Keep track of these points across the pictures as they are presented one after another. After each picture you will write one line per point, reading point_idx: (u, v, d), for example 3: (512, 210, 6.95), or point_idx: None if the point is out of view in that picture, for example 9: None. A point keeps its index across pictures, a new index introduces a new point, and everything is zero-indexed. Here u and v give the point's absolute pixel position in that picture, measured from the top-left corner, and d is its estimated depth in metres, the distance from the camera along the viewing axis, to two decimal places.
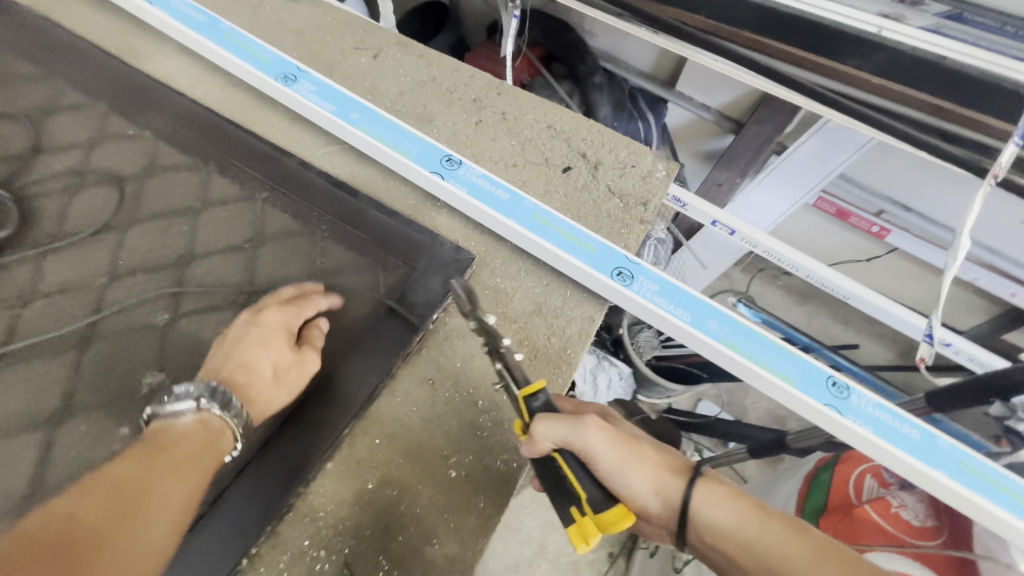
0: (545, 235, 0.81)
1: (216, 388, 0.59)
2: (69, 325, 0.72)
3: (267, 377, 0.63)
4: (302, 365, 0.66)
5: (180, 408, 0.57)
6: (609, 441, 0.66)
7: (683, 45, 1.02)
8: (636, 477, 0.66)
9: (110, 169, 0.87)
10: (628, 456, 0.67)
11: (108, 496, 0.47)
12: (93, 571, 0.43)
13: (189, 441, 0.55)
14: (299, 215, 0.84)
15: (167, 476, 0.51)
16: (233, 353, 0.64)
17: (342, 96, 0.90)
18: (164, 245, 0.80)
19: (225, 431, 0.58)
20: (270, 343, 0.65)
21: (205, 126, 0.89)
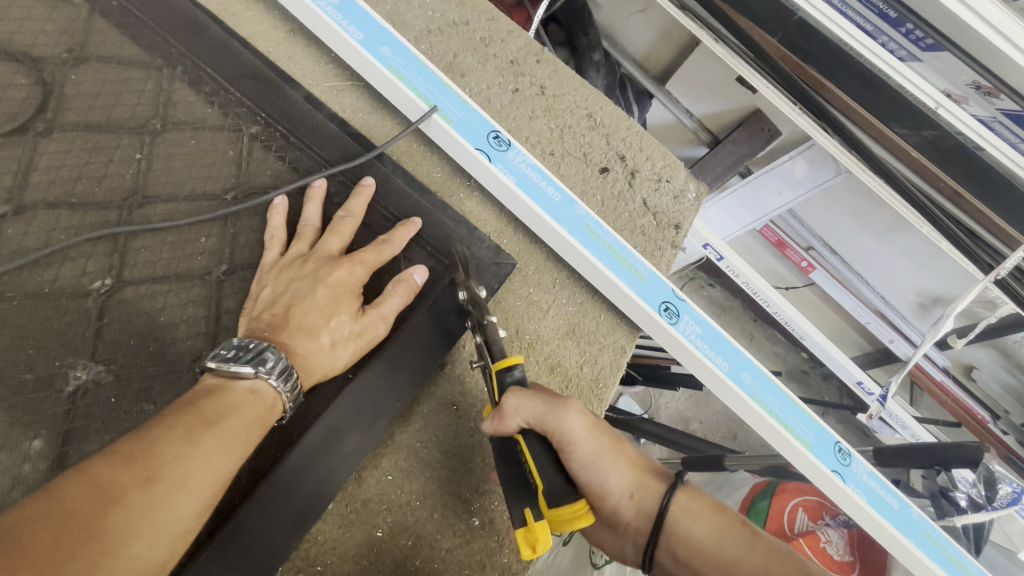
0: (596, 253, 0.71)
1: (274, 355, 0.46)
2: None
3: (325, 344, 0.52)
4: (367, 335, 0.55)
5: (238, 368, 0.45)
6: (590, 428, 0.51)
7: (739, 60, 0.87)
8: (613, 473, 0.51)
9: (20, 42, 0.60)
10: (608, 449, 0.51)
11: (144, 463, 0.35)
12: (114, 559, 0.31)
13: (238, 410, 0.42)
14: (299, 165, 0.63)
15: (203, 458, 0.38)
16: (292, 301, 0.54)
17: (370, 19, 0.69)
18: (99, 174, 0.57)
19: (278, 408, 0.46)
20: (334, 305, 0.54)
21: (171, 13, 0.65)
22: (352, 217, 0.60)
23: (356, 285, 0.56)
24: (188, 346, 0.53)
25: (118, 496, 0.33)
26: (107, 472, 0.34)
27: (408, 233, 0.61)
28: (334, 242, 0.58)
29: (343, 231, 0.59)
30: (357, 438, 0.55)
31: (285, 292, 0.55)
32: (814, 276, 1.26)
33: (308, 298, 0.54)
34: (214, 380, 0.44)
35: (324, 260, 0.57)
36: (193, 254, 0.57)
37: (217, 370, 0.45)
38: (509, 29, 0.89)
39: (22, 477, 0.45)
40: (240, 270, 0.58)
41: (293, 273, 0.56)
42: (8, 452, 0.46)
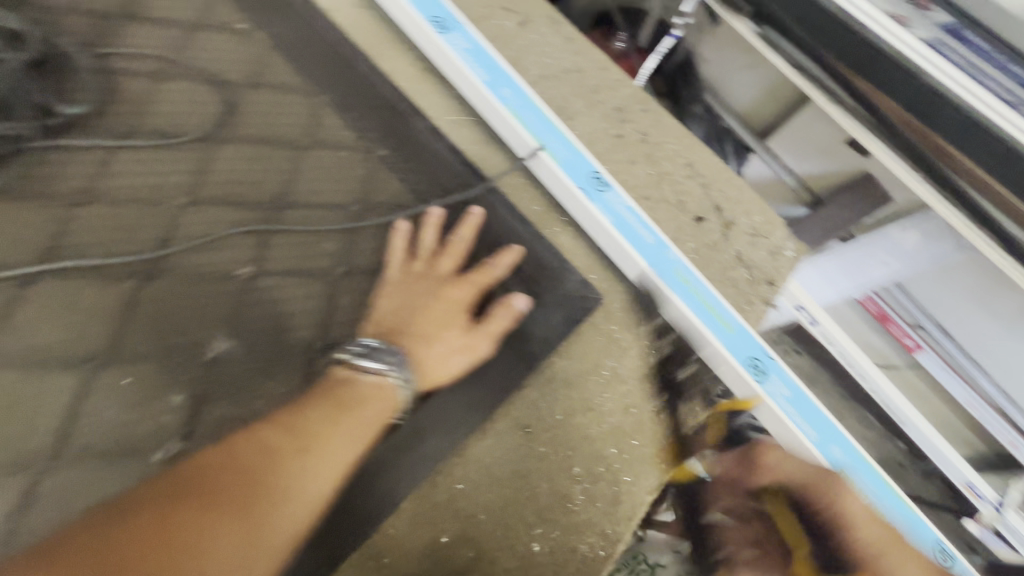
0: (684, 300, 0.71)
1: (399, 355, 0.58)
2: (132, 246, 0.59)
3: (436, 352, 0.61)
4: (474, 351, 0.62)
5: (366, 365, 0.57)
6: (825, 476, 0.68)
7: (855, 123, 0.81)
8: (901, 566, 0.65)
9: (210, 65, 0.71)
10: (881, 534, 0.67)
11: (297, 435, 0.50)
12: (278, 507, 0.46)
13: (366, 402, 0.55)
14: (417, 188, 0.71)
15: (335, 438, 0.51)
16: (416, 314, 0.62)
17: (496, 63, 0.75)
18: (257, 180, 0.67)
19: (397, 398, 0.57)
20: (447, 321, 0.63)
21: (330, 50, 0.75)
22: (464, 242, 0.68)
23: (466, 305, 0.64)
24: (305, 335, 0.60)
25: (277, 459, 0.48)
26: (278, 441, 0.49)
27: (510, 261, 0.67)
28: (449, 263, 0.66)
29: (458, 254, 0.67)
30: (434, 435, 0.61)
31: (404, 306, 0.63)
32: (920, 359, 1.03)
33: (427, 314, 0.62)
34: (347, 371, 0.56)
35: (441, 280, 0.65)
36: (319, 256, 0.64)
37: (346, 363, 0.57)
38: (619, 79, 0.94)
39: (163, 428, 0.53)
40: (356, 275, 0.65)
41: (411, 288, 0.64)
42: (152, 406, 0.53)
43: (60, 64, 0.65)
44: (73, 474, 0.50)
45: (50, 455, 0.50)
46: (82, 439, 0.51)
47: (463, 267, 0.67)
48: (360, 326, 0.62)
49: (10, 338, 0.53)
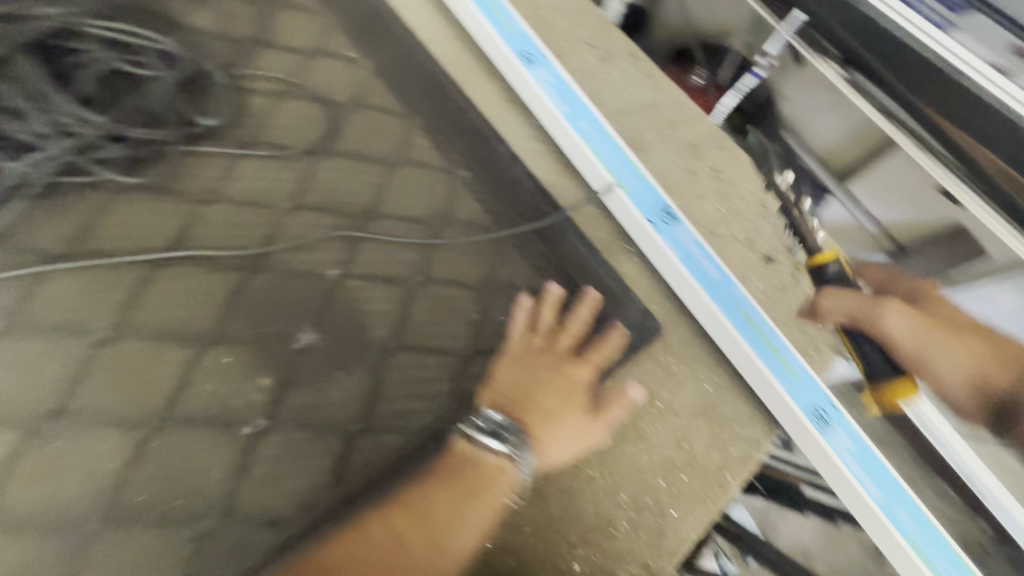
0: (748, 340, 0.71)
1: (520, 438, 0.62)
2: (242, 242, 0.67)
3: (558, 432, 0.65)
4: (589, 435, 0.65)
5: (491, 445, 0.61)
6: (916, 324, 0.63)
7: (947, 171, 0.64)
8: (947, 365, 0.61)
9: (323, 88, 0.80)
10: (942, 339, 0.61)
11: (419, 519, 0.57)
12: None
13: (485, 481, 0.60)
14: (491, 212, 0.77)
15: (449, 519, 0.57)
16: (539, 396, 0.67)
17: (576, 98, 0.79)
18: (352, 192, 0.74)
19: (519, 479, 0.61)
20: (567, 402, 0.67)
21: (426, 79, 0.82)
22: (578, 321, 0.71)
23: (584, 388, 0.69)
24: (380, 336, 0.65)
25: (403, 544, 0.56)
26: (400, 523, 0.57)
27: (618, 343, 0.71)
28: (568, 343, 0.71)
29: (576, 335, 0.71)
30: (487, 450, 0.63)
31: (529, 380, 0.68)
32: None
33: (551, 392, 0.68)
34: (471, 447, 0.62)
35: (559, 363, 0.70)
36: (399, 265, 0.70)
37: (473, 441, 0.62)
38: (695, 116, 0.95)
39: (253, 405, 0.59)
40: (430, 286, 0.70)
41: (536, 364, 0.69)
42: (246, 385, 0.60)
43: (201, 81, 0.74)
44: (175, 437, 0.56)
45: (158, 417, 0.57)
46: (185, 407, 0.58)
47: (579, 344, 0.71)
48: (429, 333, 0.67)
49: (135, 312, 0.61)
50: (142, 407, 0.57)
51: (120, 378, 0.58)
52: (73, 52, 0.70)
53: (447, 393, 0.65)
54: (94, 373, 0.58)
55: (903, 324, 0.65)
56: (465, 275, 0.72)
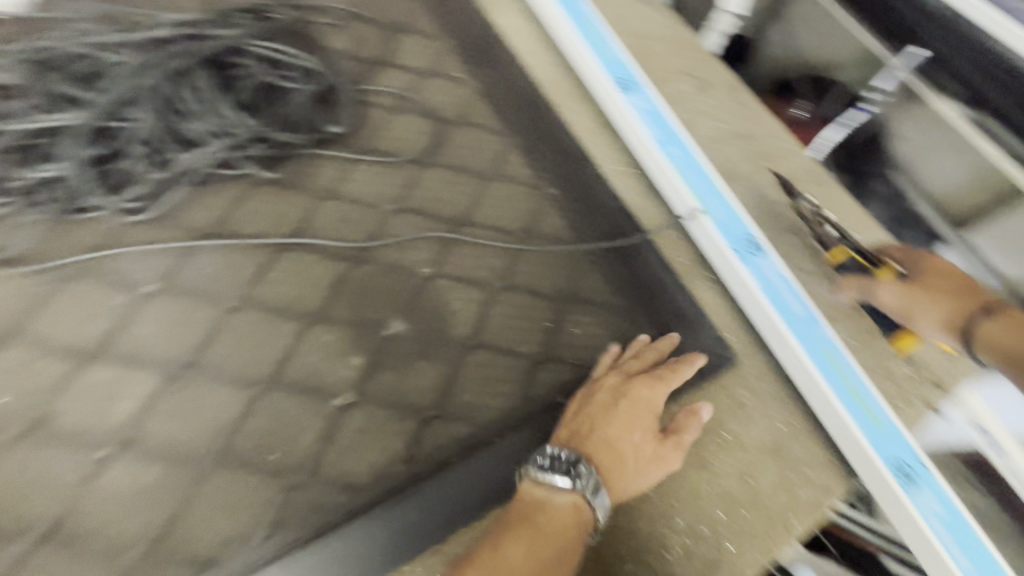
0: (829, 382, 0.69)
1: (587, 470, 0.57)
2: (351, 235, 0.75)
3: (630, 461, 0.60)
4: (661, 462, 0.61)
5: (559, 481, 0.56)
6: (900, 294, 0.73)
7: None
8: (920, 317, 0.73)
9: (433, 105, 0.89)
10: (922, 298, 0.71)
11: None
12: None
13: (558, 522, 0.54)
14: (575, 227, 0.81)
15: (531, 571, 0.50)
16: (609, 424, 0.62)
17: (669, 126, 0.83)
18: (450, 199, 0.81)
19: (591, 519, 0.56)
20: (637, 425, 0.62)
21: (527, 105, 0.90)
22: (653, 352, 0.71)
23: (654, 411, 0.64)
24: (461, 332, 0.71)
25: None
26: None
27: (694, 362, 0.69)
28: (638, 368, 0.69)
29: (647, 360, 0.70)
30: None
31: (590, 408, 0.64)
32: None
33: (613, 420, 0.62)
34: (536, 491, 0.57)
35: (628, 388, 0.65)
36: (484, 270, 0.76)
37: (540, 482, 0.57)
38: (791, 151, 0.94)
39: (346, 380, 0.66)
40: (510, 292, 0.75)
41: (594, 396, 0.65)
42: (341, 361, 0.67)
43: (333, 95, 0.84)
44: (277, 399, 0.63)
45: (266, 379, 0.64)
46: (289, 375, 0.65)
47: (646, 369, 0.69)
48: (505, 334, 0.72)
49: (259, 287, 0.69)
50: (254, 369, 0.65)
51: (241, 343, 0.66)
52: (237, 65, 0.80)
53: (516, 394, 0.68)
54: (221, 337, 0.66)
55: (892, 297, 0.73)
56: (544, 285, 0.76)
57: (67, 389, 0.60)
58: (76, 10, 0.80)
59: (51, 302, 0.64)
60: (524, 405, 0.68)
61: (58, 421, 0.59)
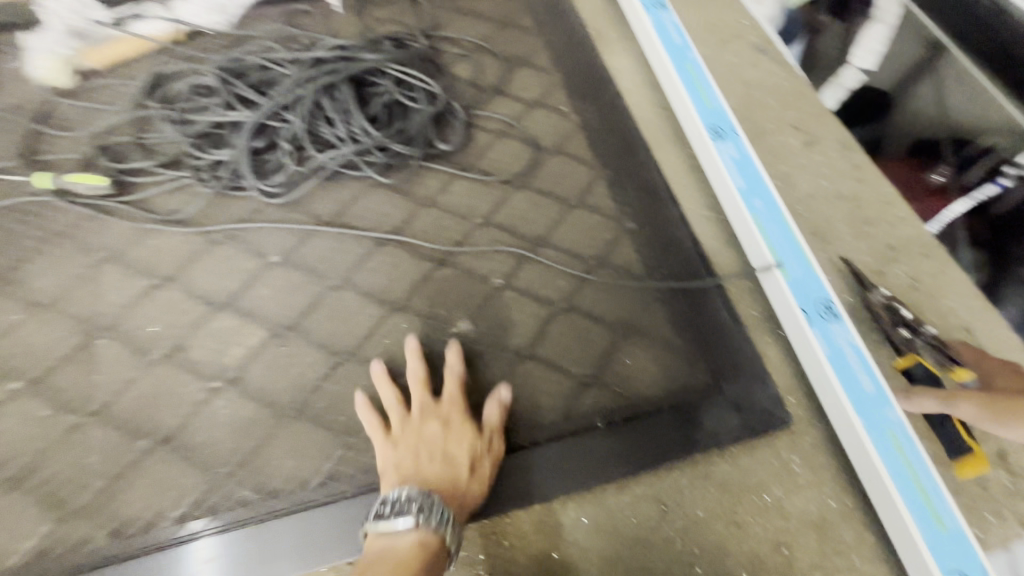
0: (890, 468, 0.64)
1: (420, 497, 0.55)
2: (440, 239, 0.84)
3: (463, 467, 0.62)
4: (490, 456, 0.65)
5: (400, 523, 0.53)
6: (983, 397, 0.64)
7: None
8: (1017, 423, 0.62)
9: (534, 132, 0.96)
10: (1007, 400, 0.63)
11: None
12: None
13: (408, 559, 0.51)
14: (647, 263, 0.83)
15: None
16: (423, 447, 0.62)
17: (757, 178, 0.84)
18: (533, 220, 0.87)
19: (440, 540, 0.53)
20: (458, 437, 0.64)
21: (622, 142, 0.95)
22: (455, 369, 0.71)
23: (461, 415, 0.66)
24: (519, 342, 0.77)
25: None
26: None
27: (457, 355, 0.72)
28: (427, 394, 0.68)
29: (426, 383, 0.69)
30: (570, 475, 0.67)
31: (416, 441, 0.63)
32: None
33: (438, 444, 0.63)
34: (378, 544, 0.53)
35: (428, 410, 0.66)
36: (552, 289, 0.81)
37: (379, 533, 0.54)
38: (901, 218, 0.89)
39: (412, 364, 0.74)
40: (572, 313, 0.79)
41: (417, 429, 0.64)
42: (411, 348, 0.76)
43: (449, 117, 0.95)
44: (352, 369, 0.73)
45: (347, 351, 0.74)
46: (366, 351, 0.75)
47: (457, 388, 0.69)
48: (559, 352, 0.76)
49: (356, 273, 0.81)
50: (340, 341, 0.75)
51: (332, 317, 0.77)
52: (373, 84, 0.93)
53: (560, 410, 0.72)
54: (318, 308, 0.77)
55: (975, 402, 0.64)
56: (606, 312, 0.79)
57: (198, 329, 0.74)
58: (264, 33, 0.99)
59: (201, 259, 0.79)
60: (565, 421, 0.71)
61: (188, 353, 0.72)
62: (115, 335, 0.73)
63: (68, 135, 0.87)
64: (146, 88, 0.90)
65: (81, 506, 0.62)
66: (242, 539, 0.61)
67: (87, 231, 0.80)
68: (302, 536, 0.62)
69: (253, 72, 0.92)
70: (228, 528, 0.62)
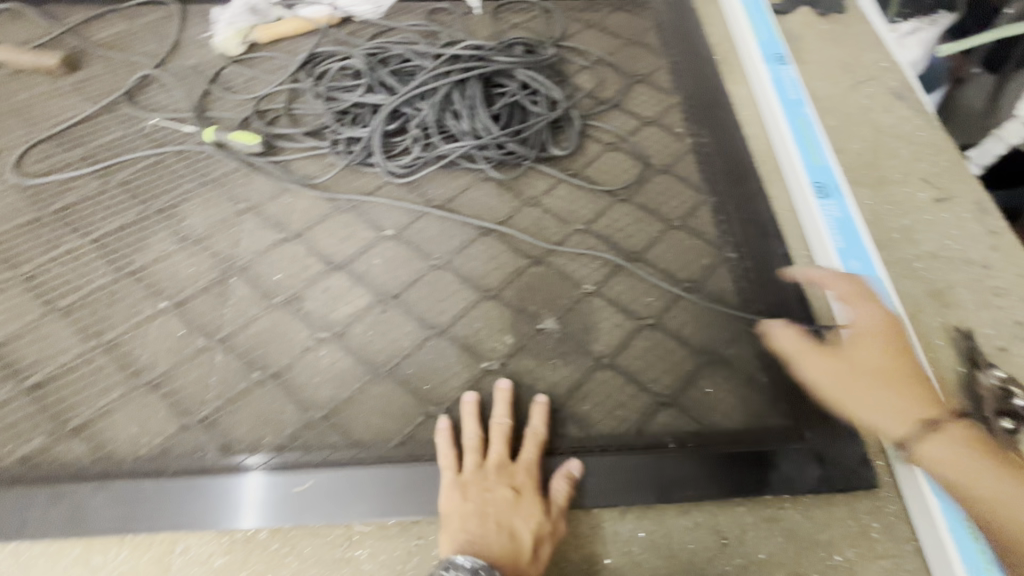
0: (964, 553, 0.61)
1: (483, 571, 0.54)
2: (539, 238, 0.88)
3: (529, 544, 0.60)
4: (555, 535, 0.62)
5: None
6: (826, 367, 0.68)
7: None
8: (850, 403, 0.65)
9: (646, 148, 0.98)
10: (841, 377, 0.66)
11: None
12: None
13: None
14: (742, 295, 0.82)
15: None
16: (489, 511, 0.61)
17: (859, 241, 0.81)
18: (632, 233, 0.89)
19: None
20: (528, 507, 0.62)
21: (733, 171, 0.94)
22: (535, 430, 0.70)
23: (533, 486, 0.64)
24: (602, 350, 0.78)
25: None
26: None
27: (542, 416, 0.70)
28: (504, 450, 0.67)
29: (505, 438, 0.68)
30: (635, 488, 0.68)
31: (486, 501, 0.62)
32: None
33: (507, 512, 0.61)
34: None
35: (502, 471, 0.65)
36: (641, 304, 0.82)
37: None
38: None
39: (497, 351, 0.78)
40: (657, 330, 0.80)
41: (489, 488, 0.63)
42: (498, 335, 0.79)
43: (566, 124, 0.98)
44: (441, 345, 0.78)
45: (439, 326, 0.79)
46: (456, 330, 0.80)
47: (534, 452, 0.68)
48: (640, 366, 0.77)
49: (458, 257, 0.86)
50: (434, 316, 0.80)
51: (431, 294, 0.82)
52: (501, 85, 0.98)
53: (632, 422, 0.73)
54: (419, 284, 0.83)
55: (816, 371, 0.69)
56: (692, 336, 0.79)
57: (315, 283, 0.82)
58: (409, 26, 1.07)
59: (326, 222, 0.87)
60: (636, 434, 0.72)
61: (303, 303, 0.80)
62: (246, 277, 0.82)
63: (233, 97, 0.99)
64: (303, 65, 1.01)
65: (197, 418, 0.71)
66: (330, 478, 0.67)
67: (236, 182, 0.90)
68: (381, 488, 0.67)
69: (394, 61, 0.99)
70: (314, 466, 0.68)
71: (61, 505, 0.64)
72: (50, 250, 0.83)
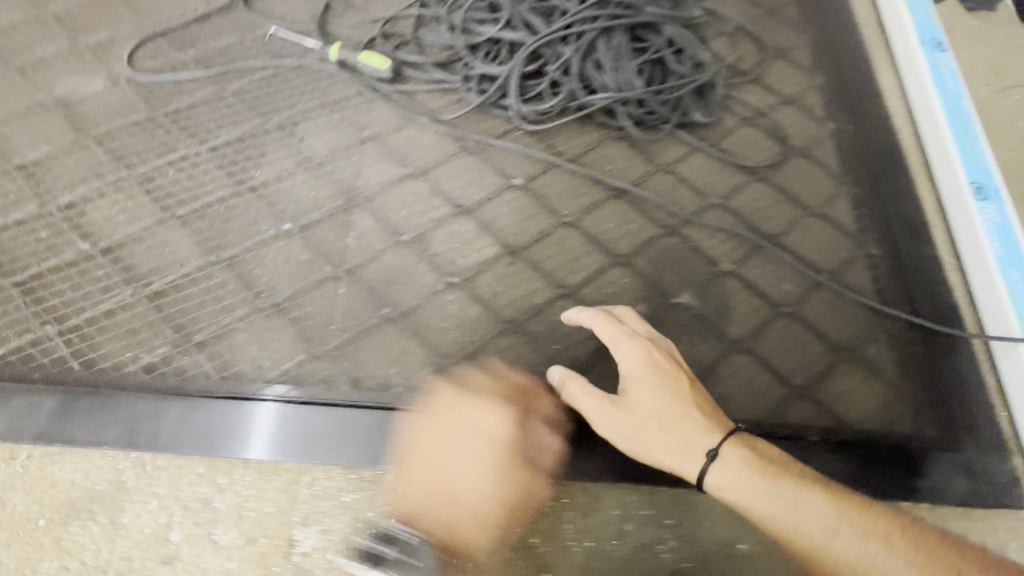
0: None
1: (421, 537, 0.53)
2: (671, 206, 0.83)
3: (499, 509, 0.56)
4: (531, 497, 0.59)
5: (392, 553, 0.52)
6: (614, 409, 0.58)
7: None
8: (652, 444, 0.56)
9: (784, 128, 0.92)
10: (630, 414, 0.57)
11: None
12: None
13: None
14: (884, 293, 0.78)
15: None
16: (468, 464, 0.56)
17: (1017, 250, 0.78)
18: (768, 215, 0.84)
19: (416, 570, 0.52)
20: (512, 472, 0.57)
21: (876, 163, 0.89)
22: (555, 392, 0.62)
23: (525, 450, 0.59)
24: (736, 332, 0.75)
25: None
26: None
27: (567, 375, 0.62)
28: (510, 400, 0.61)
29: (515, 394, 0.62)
30: None
31: (468, 441, 0.57)
32: None
33: (491, 469, 0.57)
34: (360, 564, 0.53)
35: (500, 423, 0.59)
36: (777, 290, 0.78)
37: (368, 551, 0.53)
38: None
39: None
40: (793, 319, 0.76)
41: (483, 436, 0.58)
42: (627, 303, 0.76)
43: (706, 91, 0.92)
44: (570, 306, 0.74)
45: (567, 287, 0.76)
46: (584, 292, 0.76)
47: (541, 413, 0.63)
48: (775, 353, 0.74)
49: (587, 215, 0.81)
50: (562, 275, 0.76)
51: (559, 252, 0.78)
52: (644, 38, 0.91)
53: (766, 411, 0.70)
54: (547, 239, 0.79)
55: (599, 414, 0.58)
56: (829, 329, 0.76)
57: (441, 225, 0.78)
58: None
59: (452, 162, 0.83)
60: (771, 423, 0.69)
61: (429, 244, 0.76)
62: (369, 209, 0.78)
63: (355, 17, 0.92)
64: None
65: (324, 349, 0.68)
66: None
67: (357, 107, 0.85)
68: None
69: None
70: None
71: (187, 420, 0.62)
72: (165, 153, 0.78)
